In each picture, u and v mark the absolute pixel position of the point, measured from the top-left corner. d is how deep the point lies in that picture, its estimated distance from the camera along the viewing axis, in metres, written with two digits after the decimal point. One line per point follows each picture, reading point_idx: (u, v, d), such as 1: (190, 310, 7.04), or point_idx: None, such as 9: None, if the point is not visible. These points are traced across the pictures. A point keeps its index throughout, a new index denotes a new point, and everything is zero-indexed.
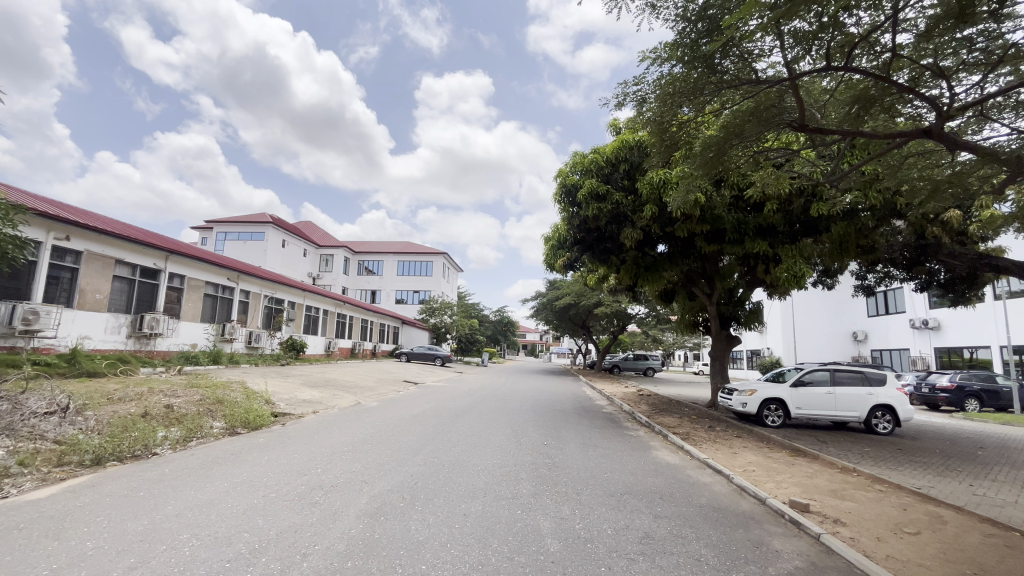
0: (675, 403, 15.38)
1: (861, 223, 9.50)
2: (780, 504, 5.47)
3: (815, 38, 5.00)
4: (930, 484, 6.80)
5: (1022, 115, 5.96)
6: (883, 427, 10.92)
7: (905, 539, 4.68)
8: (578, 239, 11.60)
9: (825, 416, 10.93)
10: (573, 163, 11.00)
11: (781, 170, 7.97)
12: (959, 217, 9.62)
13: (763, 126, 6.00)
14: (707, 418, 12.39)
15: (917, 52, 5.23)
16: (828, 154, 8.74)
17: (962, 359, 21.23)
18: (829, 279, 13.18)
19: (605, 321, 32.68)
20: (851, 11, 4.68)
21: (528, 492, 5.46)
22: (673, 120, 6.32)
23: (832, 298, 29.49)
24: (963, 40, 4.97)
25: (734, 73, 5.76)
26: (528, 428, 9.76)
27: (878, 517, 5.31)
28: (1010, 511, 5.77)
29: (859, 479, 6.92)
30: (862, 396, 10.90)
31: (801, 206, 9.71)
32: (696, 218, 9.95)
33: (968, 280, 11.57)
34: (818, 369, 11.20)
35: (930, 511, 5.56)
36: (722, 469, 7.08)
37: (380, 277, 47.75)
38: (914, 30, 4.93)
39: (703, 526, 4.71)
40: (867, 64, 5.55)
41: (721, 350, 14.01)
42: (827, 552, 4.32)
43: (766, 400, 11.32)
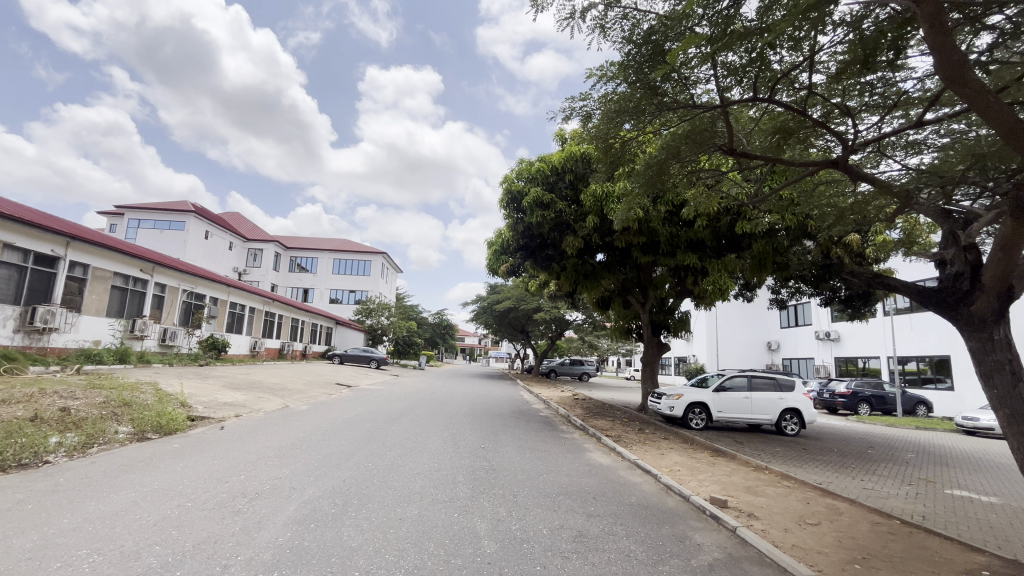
0: (607, 406, 15.99)
1: (778, 242, 10.31)
2: (701, 501, 5.86)
3: (744, 71, 5.41)
4: (829, 479, 7.55)
5: (911, 154, 6.78)
6: (790, 429, 11.95)
7: (808, 529, 5.18)
8: (522, 245, 11.80)
9: (742, 418, 11.81)
10: (519, 170, 11.25)
11: (711, 191, 8.59)
12: (858, 240, 10.74)
13: (697, 148, 6.44)
14: (638, 421, 12.94)
15: (829, 91, 5.83)
16: (753, 178, 9.50)
17: (857, 368, 23.65)
18: (749, 292, 14.14)
19: (544, 326, 33.35)
20: (775, 51, 5.10)
21: (465, 495, 5.46)
22: (617, 137, 6.60)
23: (751, 310, 31.84)
24: (866, 84, 5.61)
25: (673, 96, 6.09)
26: (465, 432, 9.75)
27: (785, 510, 5.83)
28: (893, 502, 6.53)
29: (769, 476, 7.56)
30: (774, 400, 11.89)
31: (727, 224, 10.46)
32: (634, 231, 10.60)
33: (864, 296, 12.95)
34: (737, 375, 12.07)
35: (828, 504, 6.18)
36: (650, 469, 7.44)
37: (313, 275, 45.63)
38: (826, 72, 5.47)
39: (632, 524, 4.94)
40: (788, 98, 6.08)
41: (652, 357, 14.69)
42: (741, 543, 4.69)
43: (692, 404, 11.99)
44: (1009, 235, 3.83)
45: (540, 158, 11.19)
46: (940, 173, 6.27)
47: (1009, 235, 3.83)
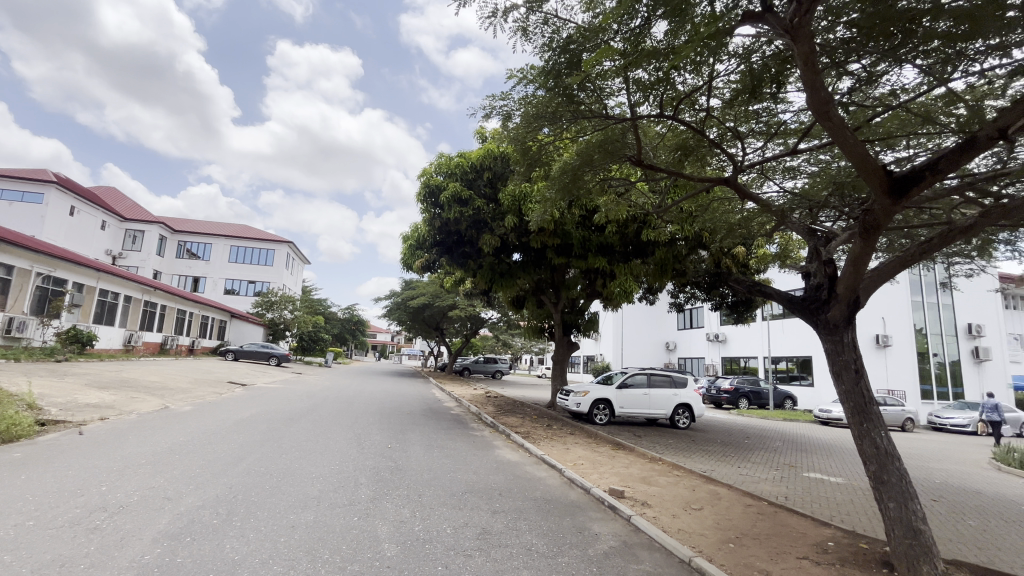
0: (517, 403, 16.29)
1: (677, 250, 11.15)
2: (601, 492, 6.17)
3: (652, 88, 5.76)
4: (712, 468, 8.32)
5: (788, 178, 7.66)
6: (682, 422, 13.02)
7: (692, 514, 5.66)
8: (438, 240, 11.61)
9: (641, 413, 12.65)
10: (438, 164, 11.10)
11: (620, 199, 9.06)
12: (743, 252, 11.95)
13: (609, 157, 6.76)
14: (546, 417, 13.33)
15: (723, 116, 6.40)
16: (657, 189, 10.19)
17: (739, 367, 26.36)
18: (651, 295, 15.13)
19: (459, 324, 33.20)
20: (679, 73, 5.49)
21: (367, 497, 5.25)
22: (535, 140, 6.73)
23: (652, 313, 34.22)
24: (754, 112, 6.23)
25: (588, 106, 6.32)
26: (371, 431, 9.40)
27: (674, 497, 6.33)
28: (763, 485, 7.36)
29: (662, 466, 8.17)
30: (669, 395, 12.89)
31: (634, 230, 11.13)
32: (549, 232, 10.89)
33: (747, 303, 14.43)
34: (638, 373, 12.90)
35: (710, 490, 6.82)
36: (556, 463, 7.69)
37: (206, 263, 41.37)
38: (722, 97, 5.99)
39: (535, 518, 5.07)
40: (690, 118, 6.57)
41: (562, 355, 15.22)
42: (634, 530, 5.01)
43: (597, 400, 12.60)
44: (857, 253, 4.43)
45: (460, 154, 11.13)
46: (810, 197, 7.16)
47: (857, 253, 4.42)
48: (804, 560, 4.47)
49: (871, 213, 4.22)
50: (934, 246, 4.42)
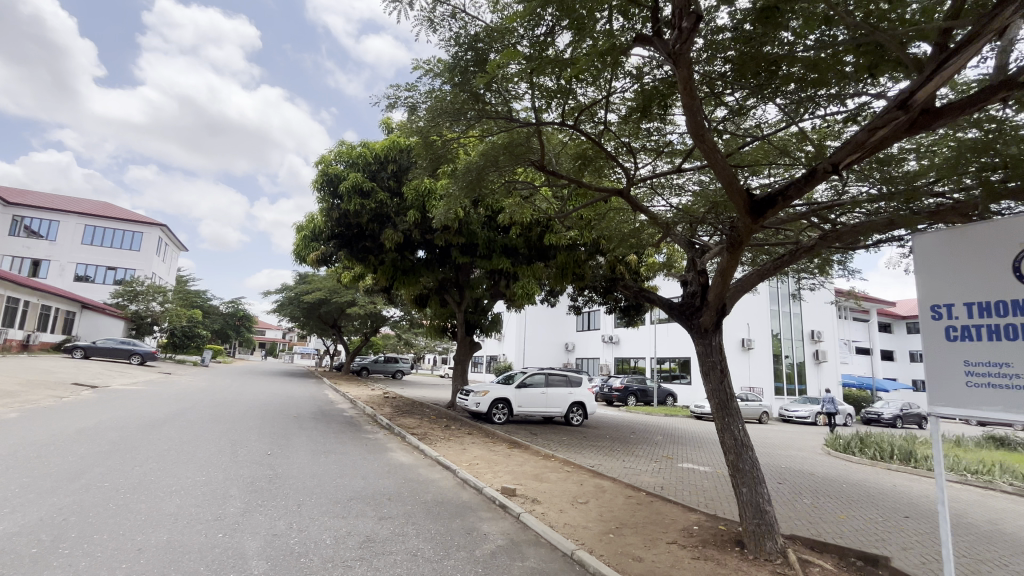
0: (416, 404, 15.93)
1: (577, 256, 11.61)
2: (493, 492, 6.21)
3: (555, 96, 5.92)
4: (600, 462, 8.79)
5: (674, 194, 8.34)
6: (576, 420, 13.63)
7: (578, 508, 5.92)
8: (336, 233, 10.97)
9: (538, 412, 13.02)
10: (339, 152, 10.54)
11: (524, 202, 9.25)
12: (635, 261, 12.83)
13: (513, 160, 6.86)
14: (445, 418, 13.19)
15: (620, 131, 6.80)
16: (560, 195, 10.56)
17: (629, 367, 28.34)
18: (552, 298, 15.64)
19: (359, 321, 31.72)
20: (580, 85, 5.72)
21: (236, 511, 4.75)
22: (440, 135, 6.61)
23: (553, 314, 35.54)
24: (646, 131, 6.68)
25: (494, 108, 6.34)
26: (249, 437, 8.58)
27: (563, 493, 6.58)
28: (643, 477, 7.93)
29: (554, 463, 8.46)
30: (565, 394, 13.42)
31: (537, 234, 11.43)
32: (454, 230, 10.80)
33: (637, 307, 15.51)
34: (537, 373, 13.27)
35: (596, 484, 7.19)
36: (450, 464, 7.61)
37: (50, 243, 35.05)
38: (618, 113, 6.34)
39: (424, 521, 4.95)
40: (590, 129, 6.89)
41: (464, 355, 15.17)
42: (522, 528, 5.11)
43: (496, 400, 12.74)
44: (725, 265, 4.93)
45: (363, 143, 10.74)
46: (691, 214, 7.88)
47: (725, 265, 4.92)
48: (672, 544, 4.87)
49: (737, 231, 4.72)
50: (785, 262, 5.07)
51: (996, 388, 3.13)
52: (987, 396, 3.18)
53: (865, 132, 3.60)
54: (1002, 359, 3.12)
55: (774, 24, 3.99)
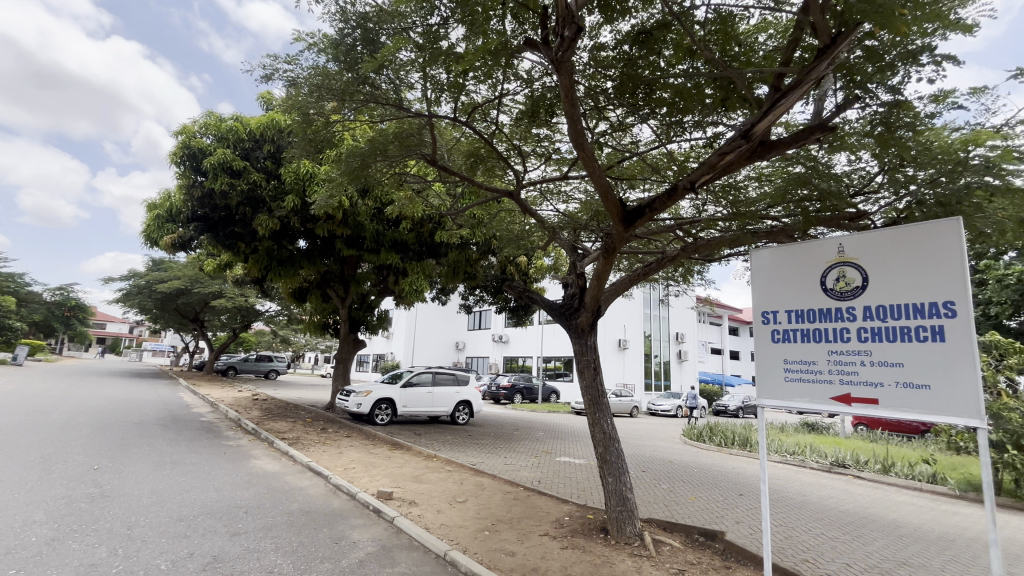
0: (290, 406, 14.71)
1: (468, 255, 11.50)
2: (367, 497, 5.93)
3: (447, 91, 5.82)
4: (481, 460, 8.87)
5: (561, 201, 8.71)
6: (461, 418, 13.62)
7: (455, 507, 5.89)
8: (198, 214, 9.71)
9: (423, 411, 12.77)
10: (205, 124, 9.40)
11: (415, 197, 9.03)
12: (524, 263, 13.19)
13: (403, 151, 6.64)
14: (322, 420, 12.34)
15: (511, 134, 6.93)
16: (452, 192, 10.48)
17: (517, 365, 29.16)
18: (443, 296, 15.46)
19: (226, 315, 28.50)
20: (473, 83, 5.71)
21: (39, 540, 3.93)
22: (322, 117, 6.15)
23: (444, 313, 35.27)
24: (536, 136, 6.87)
25: (383, 95, 6.06)
26: (70, 449, 7.20)
27: (441, 493, 6.50)
28: (522, 473, 8.15)
29: (435, 463, 8.35)
30: (452, 393, 13.35)
31: (429, 231, 11.21)
32: (338, 221, 10.16)
33: (525, 308, 15.96)
34: (423, 372, 13.01)
35: (476, 482, 7.23)
36: (322, 470, 7.12)
37: None
38: (510, 115, 6.45)
39: (285, 534, 4.55)
40: (482, 128, 6.92)
41: (346, 353, 14.34)
42: (396, 533, 4.94)
43: (379, 400, 12.23)
44: (601, 269, 5.26)
45: (235, 118, 9.72)
46: (576, 221, 8.29)
47: (601, 269, 5.26)
48: (543, 536, 5.05)
49: (611, 237, 5.06)
50: (652, 269, 5.55)
51: (804, 381, 3.74)
52: (799, 389, 3.77)
53: (716, 155, 4.07)
54: (811, 357, 3.73)
55: (647, 45, 4.40)
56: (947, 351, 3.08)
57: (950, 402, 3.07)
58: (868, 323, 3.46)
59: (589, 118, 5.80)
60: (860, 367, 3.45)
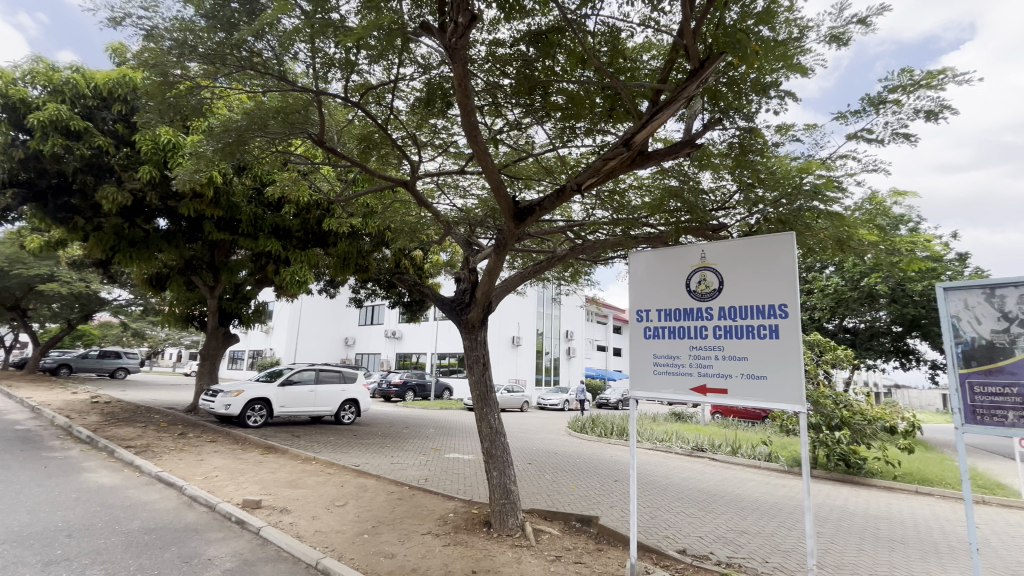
0: (140, 409, 12.76)
1: (360, 246, 10.74)
2: (230, 507, 5.34)
3: (338, 67, 5.44)
4: (366, 461, 8.47)
5: (458, 196, 8.64)
6: (347, 418, 12.92)
7: (333, 512, 5.55)
8: (18, 179, 8.01)
9: (304, 411, 11.87)
10: (32, 71, 7.81)
11: (301, 180, 8.35)
12: (420, 257, 12.87)
13: (286, 127, 6.08)
14: (180, 424, 10.89)
15: (407, 121, 6.71)
16: (344, 178, 9.86)
17: (410, 362, 28.49)
18: (332, 289, 14.51)
19: (59, 304, 23.96)
20: (366, 63, 5.41)
21: None
22: (186, 78, 5.39)
23: (333, 306, 33.27)
24: (433, 127, 6.72)
25: (263, 64, 5.49)
26: None
27: (319, 497, 6.09)
28: (408, 471, 7.94)
29: (314, 466, 7.80)
30: (337, 391, 12.58)
31: (316, 219, 10.40)
32: (208, 199, 9.00)
33: (420, 303, 15.59)
34: (305, 369, 12.09)
35: (359, 483, 6.89)
36: (176, 480, 6.27)
37: None
38: (405, 101, 6.23)
39: (120, 558, 3.92)
40: (375, 112, 6.62)
41: (215, 349, 12.80)
42: (261, 545, 4.52)
43: (252, 400, 11.11)
44: (492, 265, 5.30)
45: (74, 69, 8.21)
46: (472, 217, 8.26)
47: (492, 265, 5.30)
48: (426, 535, 4.96)
49: (503, 234, 5.12)
50: (542, 267, 5.72)
51: (668, 374, 4.12)
52: (665, 380, 4.14)
53: (600, 161, 4.30)
54: (675, 352, 4.11)
55: (542, 47, 4.52)
56: (780, 345, 3.58)
57: (781, 390, 3.55)
58: (721, 321, 3.89)
59: (486, 114, 5.81)
60: (714, 360, 3.88)
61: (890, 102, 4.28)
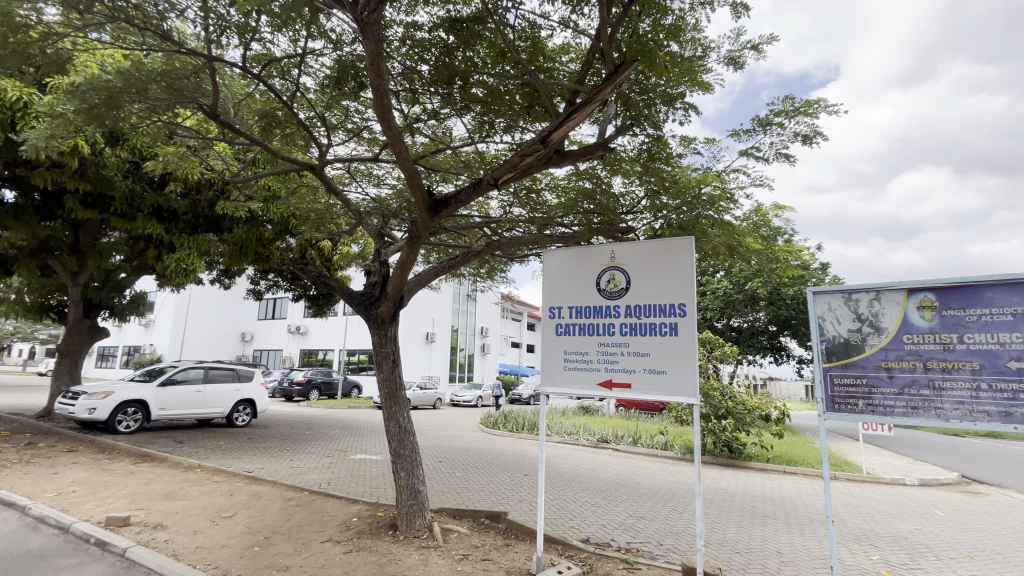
0: None
1: (261, 233, 9.59)
2: (88, 527, 4.62)
3: (235, 32, 4.89)
4: (260, 466, 7.80)
5: (371, 185, 8.24)
6: (241, 420, 11.82)
7: (219, 524, 5.02)
8: None
9: (188, 414, 10.65)
10: None
11: (189, 155, 7.44)
12: (329, 248, 12.11)
13: (171, 95, 5.36)
14: (28, 433, 9.26)
15: (315, 100, 6.26)
16: (242, 157, 9.00)
17: (316, 359, 26.87)
18: (226, 279, 13.20)
19: None
20: (269, 31, 4.95)
21: None
22: (39, 24, 4.55)
23: (229, 299, 30.40)
24: (344, 109, 6.33)
25: (142, 18, 4.80)
26: None
27: (202, 509, 5.48)
28: (309, 475, 7.44)
29: (198, 475, 7.02)
30: (229, 391, 11.46)
31: (209, 202, 9.27)
32: (70, 170, 7.70)
33: (327, 297, 14.72)
34: (192, 367, 10.86)
35: (251, 491, 6.31)
36: (17, 500, 5.30)
37: None
38: (314, 78, 5.81)
39: None
40: (280, 86, 6.11)
41: (77, 345, 11.06)
42: (127, 569, 3.96)
43: (123, 403, 9.74)
44: (404, 258, 5.09)
45: None
46: (386, 208, 7.90)
47: (405, 258, 5.10)
48: (326, 542, 4.65)
49: (416, 225, 4.94)
50: (457, 262, 5.62)
51: (577, 369, 4.24)
52: (574, 376, 4.25)
53: (518, 156, 4.30)
54: (584, 348, 4.24)
55: (462, 35, 4.41)
56: (679, 342, 3.82)
57: (678, 383, 3.78)
58: (627, 319, 4.08)
59: (401, 100, 5.59)
60: (620, 356, 4.06)
61: (774, 124, 4.75)
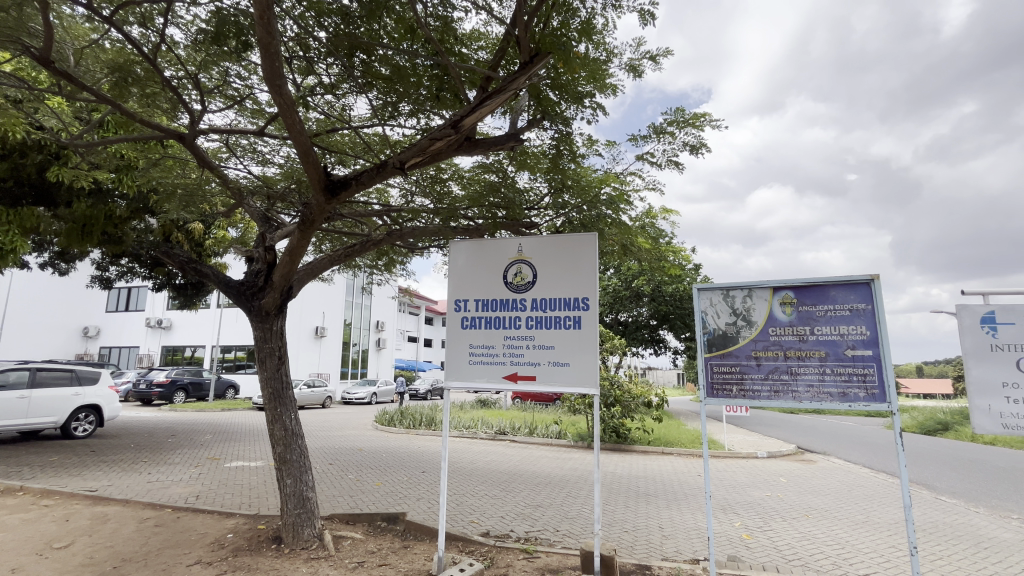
0: None
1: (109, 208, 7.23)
2: None
3: None
4: (108, 483, 6.63)
5: (254, 162, 7.37)
6: (81, 430, 9.97)
7: (50, 558, 4.14)
8: None
9: (6, 427, 8.69)
10: None
11: (10, 107, 6.01)
12: (200, 230, 10.65)
13: None
14: None
15: (186, 56, 5.42)
16: (84, 115, 7.51)
17: (182, 357, 23.71)
18: (62, 264, 11.01)
19: None
20: None
21: None
22: None
23: (66, 287, 25.52)
24: (224, 73, 5.58)
25: None
26: None
27: (25, 541, 4.48)
28: (172, 490, 6.49)
29: (20, 499, 5.76)
30: (65, 397, 9.57)
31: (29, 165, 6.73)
32: None
33: (197, 287, 12.99)
34: (11, 369, 8.89)
35: (94, 513, 5.31)
36: None
37: None
38: (185, 31, 5.02)
39: None
40: (139, 37, 5.21)
41: None
42: None
43: None
44: (295, 244, 4.63)
45: None
46: (272, 188, 7.12)
47: (295, 244, 4.63)
48: (194, 566, 4.06)
49: (310, 209, 4.50)
50: (354, 251, 5.23)
51: (482, 364, 4.17)
52: (479, 370, 4.18)
53: (427, 140, 4.11)
54: (490, 342, 4.19)
55: (365, 6, 4.10)
56: (582, 335, 3.93)
57: (581, 375, 3.89)
58: (533, 312, 4.10)
59: (294, 69, 5.12)
60: (526, 350, 4.07)
61: (667, 132, 5.09)
